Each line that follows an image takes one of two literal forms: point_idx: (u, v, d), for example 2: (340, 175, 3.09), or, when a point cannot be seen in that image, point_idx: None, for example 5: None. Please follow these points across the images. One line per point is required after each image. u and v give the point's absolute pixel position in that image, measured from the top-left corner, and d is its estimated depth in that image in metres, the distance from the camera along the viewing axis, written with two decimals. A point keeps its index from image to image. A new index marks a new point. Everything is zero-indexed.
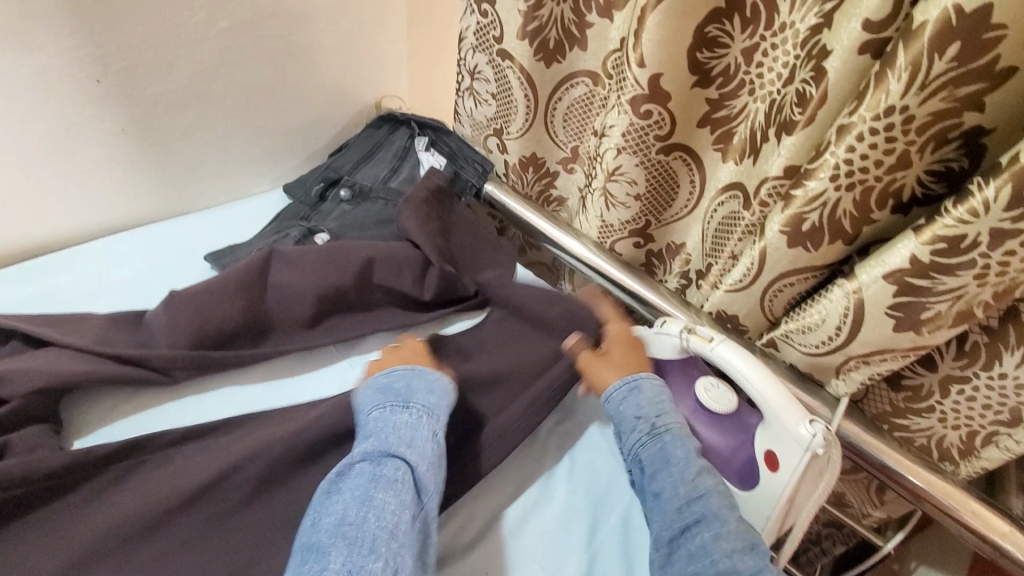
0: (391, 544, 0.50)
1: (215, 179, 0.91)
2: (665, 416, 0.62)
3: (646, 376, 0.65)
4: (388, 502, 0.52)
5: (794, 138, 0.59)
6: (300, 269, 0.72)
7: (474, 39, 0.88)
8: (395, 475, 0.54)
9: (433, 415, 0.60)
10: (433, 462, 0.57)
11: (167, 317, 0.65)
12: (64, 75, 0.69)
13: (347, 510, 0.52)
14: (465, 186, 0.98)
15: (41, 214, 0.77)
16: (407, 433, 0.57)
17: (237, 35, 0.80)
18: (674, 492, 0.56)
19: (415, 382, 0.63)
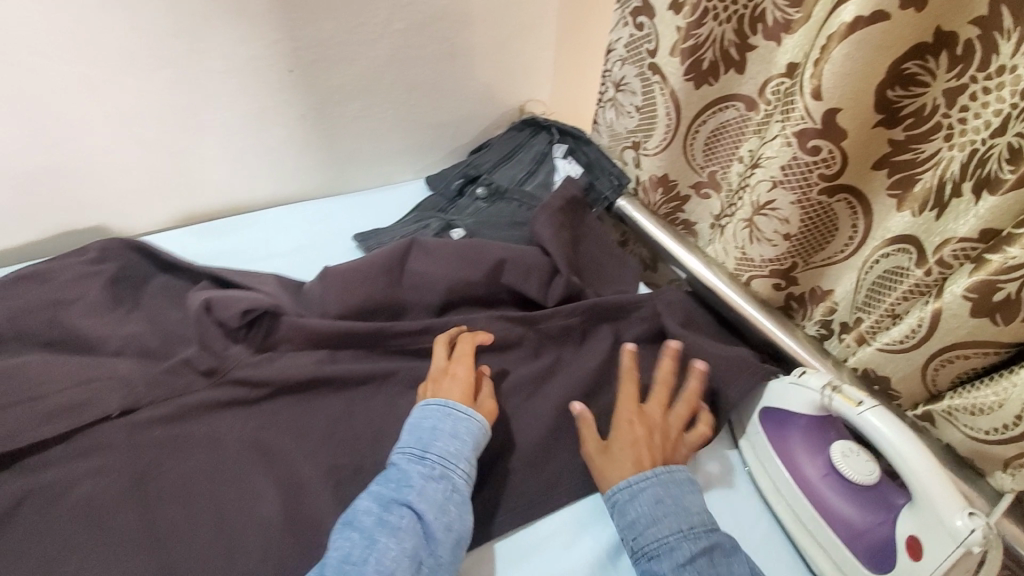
0: None
1: (370, 165, 0.98)
2: (642, 534, 0.57)
3: (620, 486, 0.60)
4: (391, 548, 0.50)
5: (996, 199, 0.53)
6: (437, 260, 0.76)
7: (625, 51, 0.87)
8: (399, 522, 0.52)
9: (449, 466, 0.56)
10: (445, 510, 0.54)
11: (321, 289, 0.72)
12: (266, 65, 0.78)
13: (354, 548, 0.50)
14: (598, 198, 0.96)
15: (228, 180, 0.87)
16: (423, 483, 0.55)
17: (408, 35, 0.86)
18: None
19: (439, 426, 0.59)
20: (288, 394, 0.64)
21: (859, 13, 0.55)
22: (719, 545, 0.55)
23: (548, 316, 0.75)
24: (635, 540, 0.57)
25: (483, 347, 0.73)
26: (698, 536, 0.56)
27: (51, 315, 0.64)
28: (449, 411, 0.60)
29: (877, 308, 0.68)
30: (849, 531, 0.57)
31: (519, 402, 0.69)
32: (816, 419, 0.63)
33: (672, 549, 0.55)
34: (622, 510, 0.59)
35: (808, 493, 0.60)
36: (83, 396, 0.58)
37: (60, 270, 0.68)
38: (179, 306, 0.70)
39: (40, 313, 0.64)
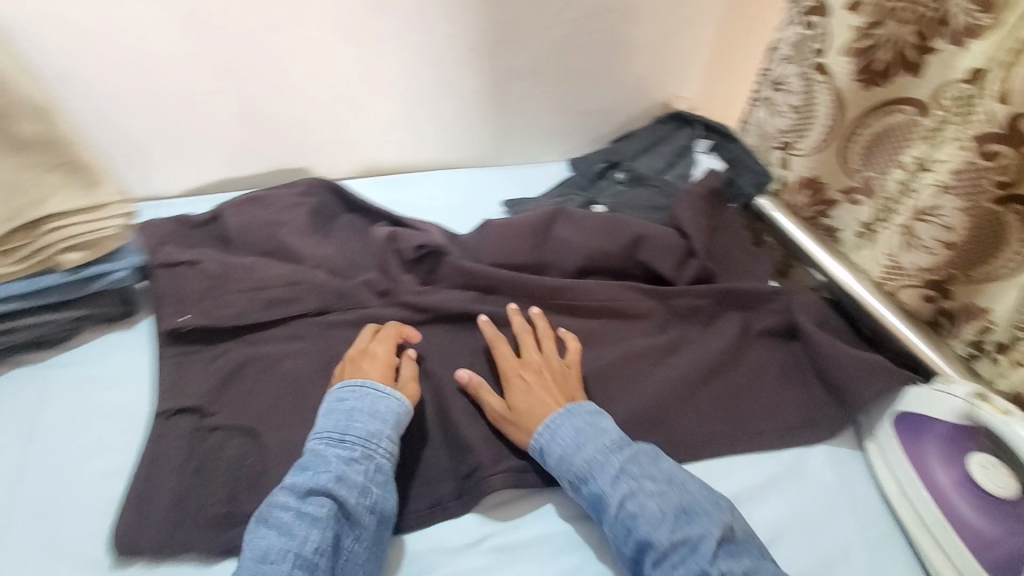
0: None
1: (520, 142, 1.06)
2: (579, 459, 0.59)
3: (561, 430, 0.61)
4: (312, 540, 0.50)
5: None
6: (581, 229, 0.82)
7: (789, 50, 0.88)
8: (318, 513, 0.51)
9: (369, 448, 0.56)
10: (366, 495, 0.54)
11: (480, 236, 0.81)
12: (457, 43, 0.89)
13: (273, 543, 0.50)
14: (739, 194, 0.97)
15: (402, 145, 0.98)
16: (338, 468, 0.54)
17: (579, 24, 0.93)
18: (621, 505, 0.56)
19: (354, 407, 0.58)
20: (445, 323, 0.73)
21: None
22: (624, 447, 0.60)
23: (679, 293, 0.78)
24: (567, 468, 0.59)
25: (617, 313, 0.77)
26: (574, 435, 0.60)
27: (267, 232, 0.76)
28: (568, 415, 0.62)
29: None
30: (976, 537, 0.59)
31: (647, 367, 0.73)
32: (955, 427, 0.63)
33: (596, 462, 0.59)
34: (551, 444, 0.61)
35: (937, 499, 0.62)
36: (293, 294, 0.70)
37: (273, 196, 0.80)
38: (360, 239, 0.81)
39: (258, 230, 0.76)
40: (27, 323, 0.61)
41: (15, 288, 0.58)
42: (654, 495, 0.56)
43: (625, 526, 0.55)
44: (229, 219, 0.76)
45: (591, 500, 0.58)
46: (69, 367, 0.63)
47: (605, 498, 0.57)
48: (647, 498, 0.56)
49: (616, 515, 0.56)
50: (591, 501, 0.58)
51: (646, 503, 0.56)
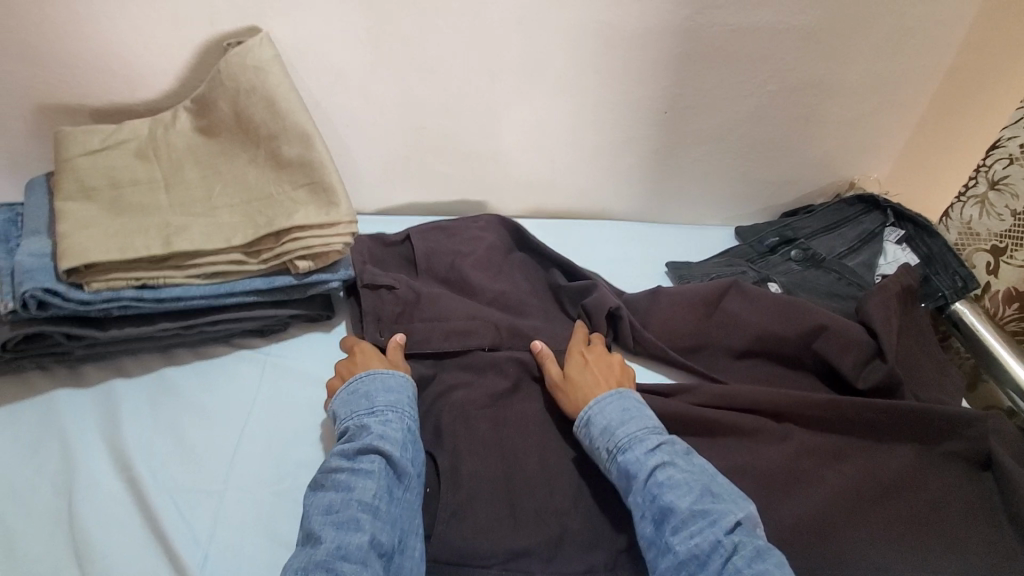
0: (372, 525, 0.52)
1: (687, 204, 1.06)
2: (622, 431, 0.62)
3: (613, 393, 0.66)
4: (367, 489, 0.54)
5: None
6: (756, 308, 0.80)
7: (1019, 151, 0.79)
8: (369, 467, 0.56)
9: (396, 412, 0.61)
10: (407, 449, 0.59)
11: (649, 301, 0.82)
12: (649, 105, 0.91)
13: (333, 500, 0.54)
14: (931, 292, 0.89)
15: (574, 194, 1.02)
16: (378, 430, 0.59)
17: (777, 97, 0.91)
18: (653, 472, 0.58)
19: (378, 379, 0.64)
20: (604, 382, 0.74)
21: None
22: (659, 428, 0.63)
23: (855, 404, 0.71)
24: (610, 438, 0.62)
25: (784, 409, 0.72)
26: (621, 411, 0.64)
27: (449, 260, 0.82)
28: (618, 396, 0.65)
29: None
30: None
31: (814, 469, 0.68)
32: None
33: (641, 438, 0.61)
34: (596, 418, 0.64)
35: None
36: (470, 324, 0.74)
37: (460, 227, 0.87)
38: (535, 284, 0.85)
39: (443, 257, 0.83)
40: (260, 314, 0.71)
41: (258, 284, 0.68)
42: (680, 468, 0.59)
43: (653, 494, 0.57)
44: (416, 243, 0.83)
45: (624, 470, 0.60)
46: (281, 355, 0.72)
47: (643, 467, 0.59)
48: (673, 469, 0.58)
49: (647, 481, 0.58)
50: (625, 471, 0.60)
51: (677, 475, 0.58)
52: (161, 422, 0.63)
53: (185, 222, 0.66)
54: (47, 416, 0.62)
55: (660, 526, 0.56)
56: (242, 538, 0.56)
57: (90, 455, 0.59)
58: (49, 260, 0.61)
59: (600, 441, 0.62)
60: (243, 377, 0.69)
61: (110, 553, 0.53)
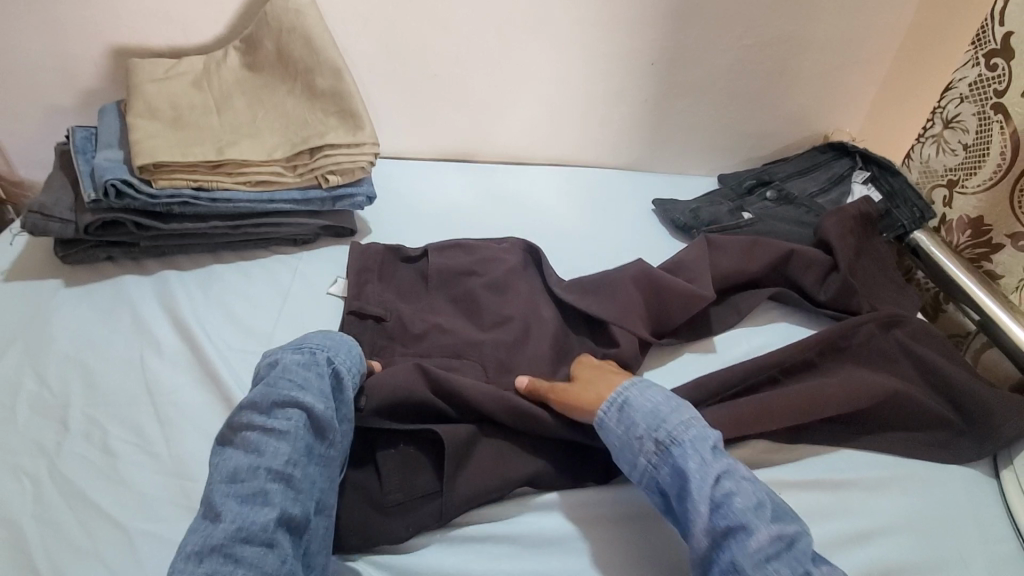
0: (284, 494, 0.53)
1: (676, 155, 1.16)
2: (671, 427, 0.60)
3: (633, 386, 0.64)
4: (282, 450, 0.55)
5: None
6: (727, 253, 0.84)
7: (967, 90, 0.89)
8: (286, 426, 0.56)
9: (324, 361, 0.62)
10: (329, 402, 0.59)
11: (676, 309, 0.78)
12: (638, 57, 1.01)
13: (242, 462, 0.54)
14: (891, 225, 0.98)
15: (572, 143, 1.12)
16: (300, 383, 0.59)
17: (753, 51, 1.02)
18: (717, 482, 0.56)
19: (313, 334, 0.66)
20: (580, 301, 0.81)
21: None
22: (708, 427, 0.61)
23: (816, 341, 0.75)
24: (664, 432, 0.59)
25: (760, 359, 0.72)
26: (670, 404, 0.62)
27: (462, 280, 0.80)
28: (656, 386, 0.65)
29: None
30: None
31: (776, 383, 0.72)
32: None
33: (701, 438, 0.59)
34: (637, 409, 0.62)
35: None
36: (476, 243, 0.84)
37: (484, 248, 0.83)
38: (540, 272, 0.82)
39: (455, 277, 0.80)
40: (293, 223, 0.82)
41: (295, 194, 0.81)
42: (738, 478, 0.57)
43: (715, 501, 0.55)
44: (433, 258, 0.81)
45: (676, 470, 0.58)
46: (311, 259, 0.83)
47: (705, 470, 0.56)
48: (737, 480, 0.57)
49: (712, 487, 0.56)
50: (680, 474, 0.57)
51: (741, 483, 0.56)
52: (210, 302, 0.74)
53: (234, 139, 0.79)
54: (118, 293, 0.74)
55: (719, 537, 0.54)
56: None
57: (154, 321, 0.71)
58: (123, 163, 0.73)
59: (648, 435, 0.60)
60: (276, 273, 0.80)
61: (173, 389, 0.64)
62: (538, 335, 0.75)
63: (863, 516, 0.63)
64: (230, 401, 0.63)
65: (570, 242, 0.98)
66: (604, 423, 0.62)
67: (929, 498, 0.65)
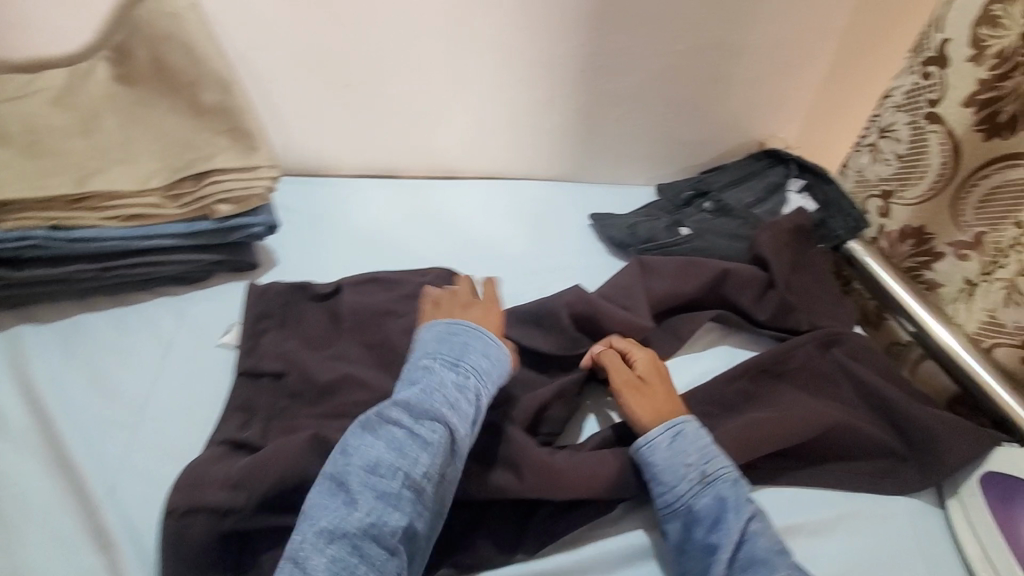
0: (414, 504, 0.50)
1: (614, 163, 1.11)
2: (717, 464, 0.59)
3: (687, 421, 0.62)
4: (422, 461, 0.51)
5: None
6: (663, 276, 0.80)
7: (902, 98, 0.88)
8: (431, 438, 0.52)
9: (480, 380, 0.58)
10: (472, 429, 0.55)
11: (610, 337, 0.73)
12: (568, 63, 0.95)
13: (382, 458, 0.51)
14: (828, 235, 0.96)
15: (505, 153, 1.05)
16: (454, 396, 0.55)
17: (687, 56, 0.98)
18: (751, 520, 0.56)
19: (472, 342, 0.60)
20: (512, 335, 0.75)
21: None
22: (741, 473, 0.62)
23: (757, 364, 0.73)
24: (711, 466, 0.59)
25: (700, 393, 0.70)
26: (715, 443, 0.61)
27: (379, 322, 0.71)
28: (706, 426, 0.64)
29: None
30: None
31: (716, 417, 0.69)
32: None
33: (741, 480, 0.59)
34: (690, 441, 0.60)
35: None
36: (396, 275, 0.77)
37: (405, 281, 0.76)
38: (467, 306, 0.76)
39: (370, 317, 0.71)
40: (179, 260, 0.71)
41: (179, 227, 0.70)
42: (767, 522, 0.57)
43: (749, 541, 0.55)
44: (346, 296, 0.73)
45: (717, 502, 0.57)
46: (201, 301, 0.73)
47: (744, 509, 0.57)
48: (768, 524, 0.57)
49: (748, 523, 0.56)
50: (718, 506, 0.57)
51: (772, 528, 0.57)
52: (76, 362, 0.63)
53: (102, 167, 0.67)
54: None
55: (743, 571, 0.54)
56: (156, 466, 0.57)
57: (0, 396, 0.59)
58: None
59: (697, 464, 0.59)
60: (159, 319, 0.70)
61: (21, 477, 0.54)
62: None
63: (807, 564, 0.59)
64: (91, 487, 0.53)
65: (503, 258, 0.90)
66: (654, 443, 0.60)
67: (876, 534, 0.62)
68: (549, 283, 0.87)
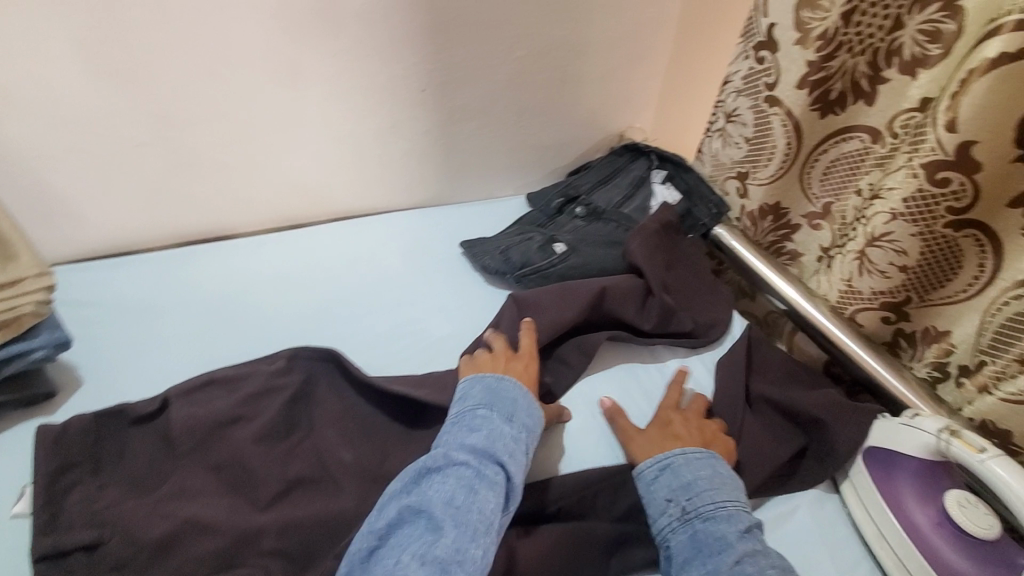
0: (488, 540, 0.50)
1: (479, 181, 1.04)
2: (700, 499, 0.58)
3: (680, 456, 0.62)
4: (490, 500, 0.53)
5: None
6: (541, 309, 0.75)
7: (741, 83, 0.87)
8: (496, 477, 0.54)
9: (531, 434, 0.61)
10: (525, 476, 0.58)
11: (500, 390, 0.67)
12: (403, 85, 0.86)
13: (456, 495, 0.52)
14: (695, 224, 0.96)
15: (355, 189, 0.95)
16: (512, 444, 0.58)
17: (529, 62, 0.92)
18: (727, 558, 0.53)
19: (519, 399, 0.63)
20: (387, 410, 0.66)
21: (1004, 48, 0.54)
22: (748, 511, 0.58)
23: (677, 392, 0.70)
24: (691, 501, 0.58)
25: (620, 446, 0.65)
26: (715, 476, 0.60)
27: (222, 436, 0.61)
28: (709, 457, 0.62)
29: (1005, 354, 0.63)
30: None
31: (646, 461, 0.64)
32: (930, 463, 0.61)
33: (728, 514, 0.57)
34: (676, 475, 0.60)
35: (919, 544, 0.57)
36: (239, 372, 0.65)
37: (251, 376, 0.65)
38: (330, 387, 0.67)
39: (211, 433, 0.61)
40: None
41: None
42: (761, 561, 0.53)
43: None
44: (175, 412, 0.61)
45: (694, 541, 0.56)
46: None
47: (727, 548, 0.54)
48: (761, 563, 0.53)
49: (725, 563, 0.53)
50: (690, 542, 0.56)
51: (766, 570, 0.52)
52: None
53: None
54: None
55: None
56: None
57: None
58: None
59: (676, 501, 0.58)
60: None
61: None
62: (334, 485, 0.60)
63: None
64: None
65: (369, 313, 0.80)
66: (641, 477, 0.62)
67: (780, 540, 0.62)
68: (426, 333, 0.78)
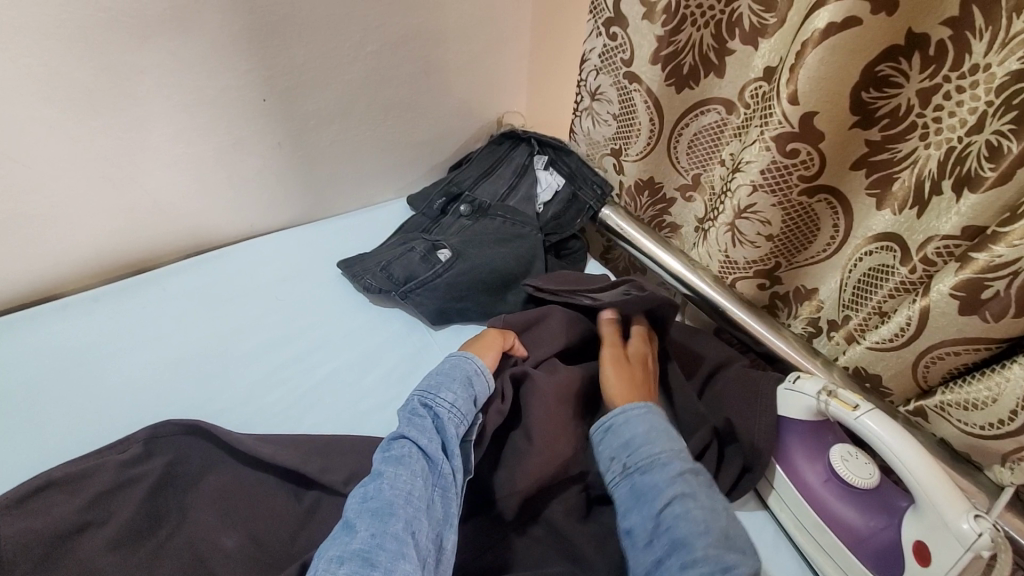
0: (408, 509, 0.50)
1: (351, 188, 0.96)
2: (637, 455, 0.58)
3: (633, 409, 0.62)
4: (401, 474, 0.52)
5: (945, 198, 0.57)
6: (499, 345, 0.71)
7: (599, 61, 0.83)
8: (402, 452, 0.54)
9: (434, 394, 0.60)
10: (441, 432, 0.56)
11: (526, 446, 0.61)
12: (241, 96, 0.76)
13: (369, 487, 0.52)
14: (582, 209, 0.94)
15: (203, 218, 0.84)
16: (414, 416, 0.58)
17: (382, 56, 0.84)
18: (662, 505, 0.54)
19: (439, 368, 0.64)
20: (265, 476, 0.59)
21: (832, 18, 0.54)
22: (687, 458, 0.58)
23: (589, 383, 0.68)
24: (631, 458, 0.58)
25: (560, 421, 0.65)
26: (651, 430, 0.60)
27: (57, 553, 0.51)
28: (645, 408, 0.62)
29: (866, 306, 0.68)
30: (851, 535, 0.57)
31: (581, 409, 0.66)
32: (814, 423, 0.63)
33: (662, 464, 0.57)
34: (618, 434, 0.61)
35: (812, 502, 0.60)
36: (75, 469, 0.56)
37: (97, 472, 0.56)
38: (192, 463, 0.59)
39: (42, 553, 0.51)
40: None
41: None
42: (693, 503, 0.54)
43: (659, 527, 0.53)
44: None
45: (633, 495, 0.56)
46: None
47: (660, 495, 0.55)
48: (691, 502, 0.54)
49: (659, 509, 0.54)
50: (631, 493, 0.56)
51: (694, 510, 0.53)
52: None
53: None
54: None
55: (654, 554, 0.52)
56: None
57: None
58: None
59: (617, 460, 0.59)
60: None
61: None
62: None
63: None
64: None
65: (236, 362, 0.71)
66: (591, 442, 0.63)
67: None
68: (308, 374, 0.71)
